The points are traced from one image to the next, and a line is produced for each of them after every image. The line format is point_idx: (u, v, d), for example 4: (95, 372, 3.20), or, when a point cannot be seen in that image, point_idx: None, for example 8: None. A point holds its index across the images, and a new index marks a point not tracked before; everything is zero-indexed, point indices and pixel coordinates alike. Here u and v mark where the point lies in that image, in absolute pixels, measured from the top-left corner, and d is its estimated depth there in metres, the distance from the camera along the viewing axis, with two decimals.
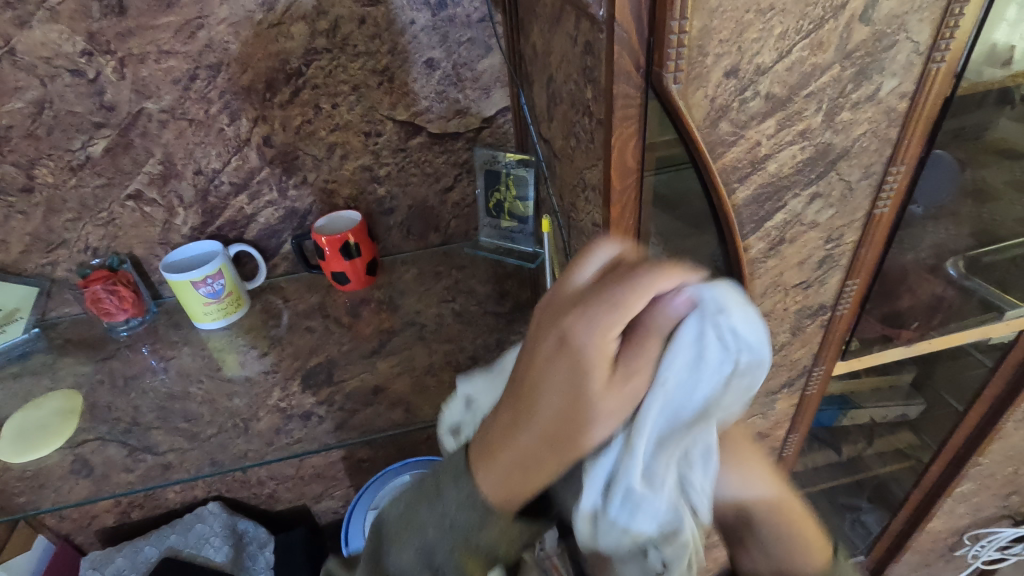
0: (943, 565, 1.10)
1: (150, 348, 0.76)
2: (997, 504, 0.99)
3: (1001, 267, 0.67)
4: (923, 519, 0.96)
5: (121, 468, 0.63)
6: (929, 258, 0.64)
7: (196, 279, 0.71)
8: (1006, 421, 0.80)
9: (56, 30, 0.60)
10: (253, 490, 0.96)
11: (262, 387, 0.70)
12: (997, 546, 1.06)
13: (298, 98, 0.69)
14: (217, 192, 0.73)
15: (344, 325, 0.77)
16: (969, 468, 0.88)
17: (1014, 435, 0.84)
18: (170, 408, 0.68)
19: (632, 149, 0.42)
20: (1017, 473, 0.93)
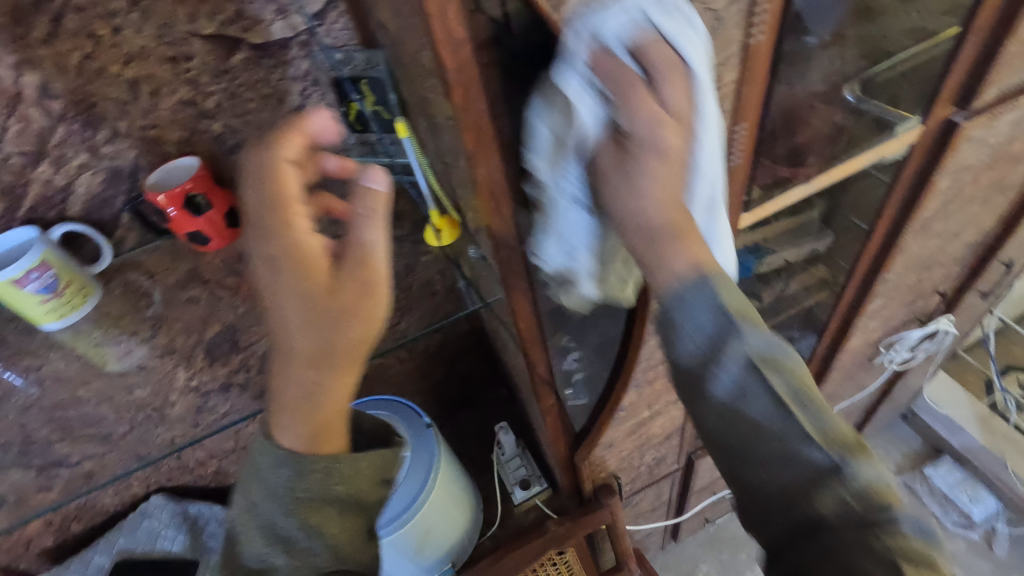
0: (865, 375, 1.18)
1: (8, 363, 0.73)
2: (906, 312, 1.03)
3: (896, 82, 0.68)
4: (842, 341, 1.00)
5: (36, 490, 0.65)
6: (814, 85, 0.63)
7: (14, 276, 0.60)
8: (906, 235, 0.80)
9: None
10: (197, 472, 1.06)
11: (161, 371, 0.74)
12: (908, 347, 1.13)
13: (65, 28, 0.61)
14: (10, 167, 0.66)
15: (228, 287, 0.78)
16: (877, 286, 0.89)
17: (916, 247, 0.84)
18: (63, 418, 0.70)
19: (454, 14, 0.36)
20: (922, 281, 0.95)
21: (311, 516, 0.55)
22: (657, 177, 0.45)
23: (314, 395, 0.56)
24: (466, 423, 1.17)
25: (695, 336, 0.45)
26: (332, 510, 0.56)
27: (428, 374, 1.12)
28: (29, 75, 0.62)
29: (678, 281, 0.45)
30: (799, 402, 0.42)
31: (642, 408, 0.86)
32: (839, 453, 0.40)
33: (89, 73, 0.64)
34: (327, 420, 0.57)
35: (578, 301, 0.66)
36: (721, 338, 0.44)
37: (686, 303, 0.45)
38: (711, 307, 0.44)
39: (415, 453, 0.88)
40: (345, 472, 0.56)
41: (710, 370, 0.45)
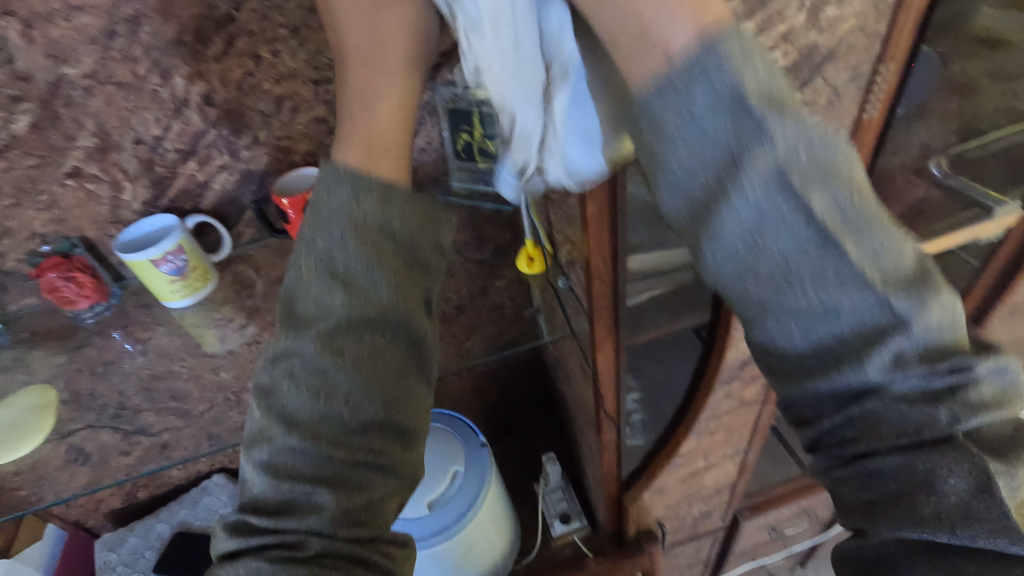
0: None
1: (123, 333, 0.78)
2: None
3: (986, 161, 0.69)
4: None
5: (118, 450, 0.79)
6: (914, 158, 0.64)
7: (155, 258, 0.68)
8: (992, 317, 0.79)
9: None
10: None
11: (247, 357, 0.80)
12: None
13: (234, 48, 0.61)
14: (163, 161, 0.68)
15: None
16: None
17: (1001, 330, 0.83)
18: (155, 389, 0.77)
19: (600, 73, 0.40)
20: None
21: (353, 255, 0.44)
22: (710, 189, 0.34)
23: (352, 209, 0.45)
24: (512, 448, 1.20)
25: (807, 304, 0.34)
26: (375, 295, 0.44)
27: (482, 395, 1.15)
28: (193, 86, 0.63)
29: (801, 279, 0.34)
30: (853, 232, 0.33)
31: (699, 457, 0.86)
32: (977, 511, 0.32)
33: (244, 87, 0.64)
34: (372, 145, 0.48)
35: (650, 340, 0.68)
36: (837, 325, 0.34)
37: (783, 259, 0.34)
38: (848, 267, 0.33)
39: (469, 470, 0.91)
40: (351, 381, 0.42)
41: (781, 311, 0.35)
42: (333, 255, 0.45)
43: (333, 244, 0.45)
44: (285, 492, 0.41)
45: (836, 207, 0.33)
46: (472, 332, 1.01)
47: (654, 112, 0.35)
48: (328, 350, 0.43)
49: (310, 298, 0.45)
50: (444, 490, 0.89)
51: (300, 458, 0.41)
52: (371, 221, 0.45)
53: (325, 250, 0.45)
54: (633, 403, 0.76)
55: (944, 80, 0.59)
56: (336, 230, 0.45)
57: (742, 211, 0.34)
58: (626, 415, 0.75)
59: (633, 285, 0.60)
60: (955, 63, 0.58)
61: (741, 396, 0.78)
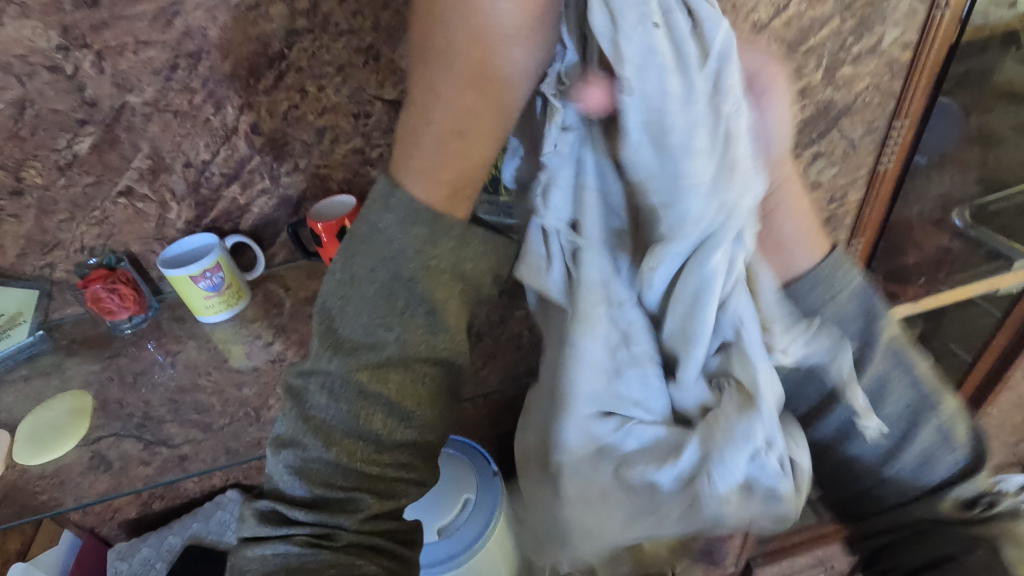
0: None
1: (155, 343, 0.79)
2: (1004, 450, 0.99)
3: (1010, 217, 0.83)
4: None
5: (139, 461, 0.69)
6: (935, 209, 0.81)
7: (194, 273, 0.71)
8: None
9: (30, 26, 0.57)
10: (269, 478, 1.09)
11: (270, 375, 0.76)
12: None
13: (283, 83, 0.65)
14: (209, 184, 0.72)
15: None
16: None
17: None
18: (181, 400, 0.74)
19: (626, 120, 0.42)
20: None
21: (426, 293, 0.44)
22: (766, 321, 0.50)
23: (408, 232, 0.44)
24: None
25: (743, 465, 0.49)
26: (433, 336, 0.46)
27: (497, 424, 1.14)
28: (242, 116, 0.67)
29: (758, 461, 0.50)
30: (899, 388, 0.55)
31: None
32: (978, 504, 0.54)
33: (289, 118, 0.68)
34: (455, 173, 0.43)
35: None
36: (758, 458, 0.50)
37: (743, 445, 0.48)
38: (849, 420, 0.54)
39: (480, 499, 0.92)
40: (388, 393, 0.45)
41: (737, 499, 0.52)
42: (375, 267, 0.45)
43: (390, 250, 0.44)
44: (317, 494, 0.45)
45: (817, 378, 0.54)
46: (488, 361, 0.98)
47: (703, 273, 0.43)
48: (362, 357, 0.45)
49: (350, 302, 0.45)
50: (454, 517, 0.89)
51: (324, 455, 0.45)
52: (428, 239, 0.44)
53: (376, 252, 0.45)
54: None
55: (969, 129, 0.73)
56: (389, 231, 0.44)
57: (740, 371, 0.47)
58: None
59: None
60: (977, 115, 0.72)
61: None
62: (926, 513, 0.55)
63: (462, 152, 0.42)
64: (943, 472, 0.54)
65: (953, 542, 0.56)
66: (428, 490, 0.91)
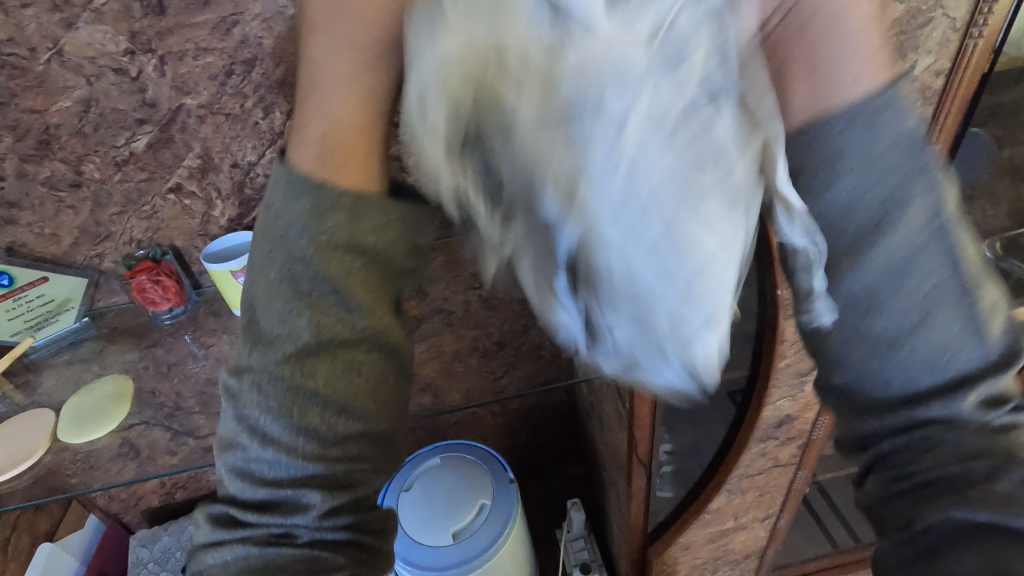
0: None
1: (192, 336, 0.82)
2: None
3: None
4: None
5: (166, 451, 0.71)
6: None
7: (234, 269, 0.74)
8: None
9: (101, 31, 0.61)
10: None
11: None
12: None
13: None
14: (253, 184, 0.75)
15: None
16: None
17: None
18: (211, 393, 0.76)
19: None
20: None
21: (321, 273, 0.37)
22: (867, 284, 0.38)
23: (317, 176, 0.38)
24: (536, 492, 1.22)
25: (901, 373, 0.39)
26: (350, 317, 0.38)
27: (513, 434, 1.15)
28: (290, 121, 0.70)
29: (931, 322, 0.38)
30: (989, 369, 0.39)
31: (729, 516, 0.87)
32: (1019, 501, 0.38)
33: None
34: (331, 136, 0.38)
35: None
36: (904, 336, 0.38)
37: (914, 283, 0.37)
38: (971, 308, 0.38)
39: (496, 503, 0.92)
40: (339, 346, 0.38)
41: (878, 365, 0.39)
42: (288, 210, 0.38)
43: (292, 199, 0.38)
44: (264, 496, 0.38)
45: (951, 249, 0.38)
46: None
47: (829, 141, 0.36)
48: (300, 301, 0.38)
49: (277, 248, 0.39)
50: (469, 522, 0.90)
51: (271, 425, 0.38)
52: (341, 178, 0.38)
53: (293, 185, 0.38)
54: (669, 458, 0.76)
55: (999, 161, 0.70)
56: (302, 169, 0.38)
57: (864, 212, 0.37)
58: (659, 468, 0.76)
59: None
60: (1009, 148, 0.70)
61: (775, 455, 0.80)
62: (947, 414, 0.39)
63: (335, 113, 0.37)
64: (967, 367, 0.39)
65: (959, 445, 0.39)
66: (445, 494, 0.93)
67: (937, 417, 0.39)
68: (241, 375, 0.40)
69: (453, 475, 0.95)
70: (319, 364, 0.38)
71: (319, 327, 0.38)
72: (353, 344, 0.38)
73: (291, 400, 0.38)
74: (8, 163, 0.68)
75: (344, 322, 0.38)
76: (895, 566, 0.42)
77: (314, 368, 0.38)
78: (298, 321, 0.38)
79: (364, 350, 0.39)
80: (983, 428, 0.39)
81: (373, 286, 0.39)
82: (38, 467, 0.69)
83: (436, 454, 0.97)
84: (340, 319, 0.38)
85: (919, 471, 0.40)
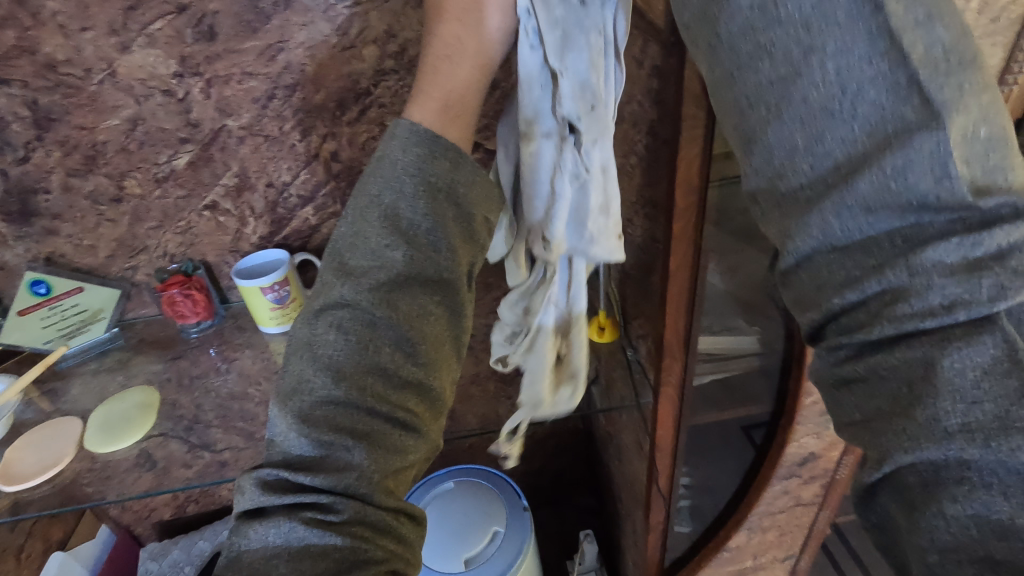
0: None
1: (217, 350, 0.84)
2: None
3: None
4: None
5: (181, 463, 0.72)
6: None
7: (264, 285, 0.75)
8: None
9: (153, 54, 0.64)
10: None
11: None
12: None
13: (365, 116, 0.71)
14: (285, 204, 0.77)
15: None
16: None
17: None
18: (230, 408, 0.77)
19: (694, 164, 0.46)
20: None
21: (425, 211, 0.44)
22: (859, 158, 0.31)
23: (422, 161, 0.45)
24: (549, 521, 1.20)
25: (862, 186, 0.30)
26: (436, 257, 0.44)
27: (527, 460, 1.13)
28: (325, 144, 0.73)
29: (862, 100, 0.31)
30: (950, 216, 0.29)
31: (747, 555, 0.85)
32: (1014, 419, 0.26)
33: (366, 149, 0.73)
34: (453, 94, 0.48)
35: (710, 424, 0.71)
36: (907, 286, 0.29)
37: (835, 79, 0.31)
38: (907, 91, 0.30)
39: (509, 530, 0.91)
40: (419, 294, 0.43)
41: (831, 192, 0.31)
42: (386, 175, 0.45)
43: (395, 179, 0.44)
44: (325, 445, 0.40)
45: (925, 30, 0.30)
46: None
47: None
48: (398, 238, 0.43)
49: (370, 204, 0.44)
50: (482, 549, 0.89)
51: (342, 353, 0.42)
52: (429, 166, 0.45)
53: (402, 157, 0.45)
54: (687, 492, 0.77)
55: None
56: (412, 145, 0.45)
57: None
58: (677, 502, 0.76)
59: (700, 365, 0.63)
60: None
61: (798, 495, 0.78)
62: (908, 225, 0.29)
63: (456, 76, 0.48)
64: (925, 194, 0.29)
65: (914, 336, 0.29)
66: (458, 519, 0.92)
67: (923, 277, 0.28)
68: (323, 308, 0.43)
69: (467, 499, 0.94)
70: (407, 301, 0.43)
71: (407, 267, 0.43)
72: (430, 293, 0.44)
73: (373, 331, 0.42)
74: (55, 176, 0.70)
75: (428, 270, 0.44)
76: (827, 374, 0.33)
77: (397, 307, 0.43)
78: (393, 257, 0.43)
79: (441, 299, 0.45)
80: (964, 275, 0.28)
81: (450, 245, 0.45)
82: (59, 476, 0.70)
83: (448, 478, 0.97)
84: (431, 262, 0.44)
85: (874, 326, 0.29)
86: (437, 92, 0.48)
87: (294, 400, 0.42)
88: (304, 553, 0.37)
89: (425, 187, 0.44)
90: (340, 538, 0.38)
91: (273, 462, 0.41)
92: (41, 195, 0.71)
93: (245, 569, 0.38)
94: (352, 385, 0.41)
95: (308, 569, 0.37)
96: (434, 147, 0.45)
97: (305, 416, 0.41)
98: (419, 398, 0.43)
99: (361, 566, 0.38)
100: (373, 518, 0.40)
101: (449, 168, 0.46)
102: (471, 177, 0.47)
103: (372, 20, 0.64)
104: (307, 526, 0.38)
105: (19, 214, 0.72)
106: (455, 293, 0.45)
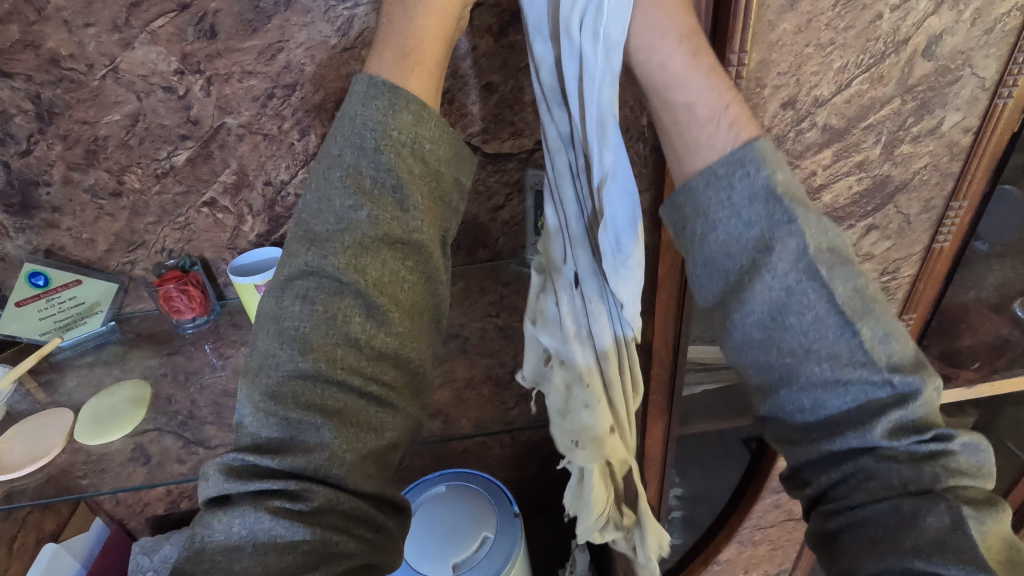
0: None
1: (211, 346, 0.84)
2: None
3: None
4: None
5: (175, 459, 0.71)
6: (994, 297, 0.71)
7: (259, 283, 0.76)
8: None
9: (155, 51, 0.65)
10: None
11: None
12: None
13: None
14: (283, 203, 0.78)
15: None
16: None
17: None
18: (224, 405, 0.77)
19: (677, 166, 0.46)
20: None
21: (387, 171, 0.44)
22: (831, 378, 0.41)
23: (384, 122, 0.45)
24: (542, 529, 1.20)
25: (834, 398, 0.41)
26: (404, 218, 0.44)
27: (521, 467, 1.13)
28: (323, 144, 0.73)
29: (818, 355, 0.41)
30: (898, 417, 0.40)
31: (738, 569, 0.85)
32: (952, 544, 0.37)
33: None
34: (411, 42, 0.48)
35: (705, 434, 0.70)
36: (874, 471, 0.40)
37: (803, 332, 0.41)
38: (857, 343, 0.41)
39: (499, 537, 0.90)
40: (386, 259, 0.44)
41: (810, 398, 0.42)
42: (347, 139, 0.45)
43: (356, 140, 0.44)
44: (293, 420, 0.40)
45: (856, 295, 0.41)
46: None
47: (701, 197, 0.43)
48: (362, 200, 0.43)
49: (332, 172, 0.44)
50: (472, 553, 0.88)
51: (307, 320, 0.42)
52: (389, 126, 0.45)
53: (361, 118, 0.45)
54: (677, 503, 0.76)
55: None
56: (372, 107, 0.45)
57: (774, 283, 0.41)
58: (667, 513, 0.76)
59: (691, 374, 0.62)
60: None
61: (790, 509, 0.77)
62: (861, 445, 0.41)
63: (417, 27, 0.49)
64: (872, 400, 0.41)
65: (885, 485, 0.40)
66: (449, 523, 0.91)
67: (883, 466, 0.40)
68: (290, 280, 0.44)
69: (460, 504, 0.94)
70: (376, 267, 0.43)
71: (376, 234, 0.43)
72: (400, 260, 0.44)
73: (341, 298, 0.43)
74: (56, 170, 0.71)
75: (397, 233, 0.44)
76: (818, 530, 0.44)
77: (366, 274, 0.43)
78: (358, 221, 0.43)
79: (412, 264, 0.45)
80: (907, 461, 0.40)
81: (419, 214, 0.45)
82: (52, 466, 0.70)
83: (441, 481, 0.97)
84: (399, 227, 0.44)
85: (854, 498, 0.41)
86: (396, 43, 0.48)
87: (261, 374, 0.42)
88: (270, 545, 0.37)
89: (388, 149, 0.44)
90: (309, 528, 0.38)
91: (242, 441, 0.41)
92: (42, 188, 0.72)
93: (207, 562, 0.38)
94: (322, 357, 0.42)
95: (273, 562, 0.37)
96: (395, 106, 0.45)
97: (274, 393, 0.41)
98: (396, 368, 0.44)
99: (329, 559, 0.38)
100: (346, 506, 0.40)
101: (414, 127, 0.46)
102: (437, 137, 0.47)
103: (372, 22, 0.65)
104: (273, 514, 0.38)
105: (20, 206, 0.73)
106: (425, 257, 0.46)
